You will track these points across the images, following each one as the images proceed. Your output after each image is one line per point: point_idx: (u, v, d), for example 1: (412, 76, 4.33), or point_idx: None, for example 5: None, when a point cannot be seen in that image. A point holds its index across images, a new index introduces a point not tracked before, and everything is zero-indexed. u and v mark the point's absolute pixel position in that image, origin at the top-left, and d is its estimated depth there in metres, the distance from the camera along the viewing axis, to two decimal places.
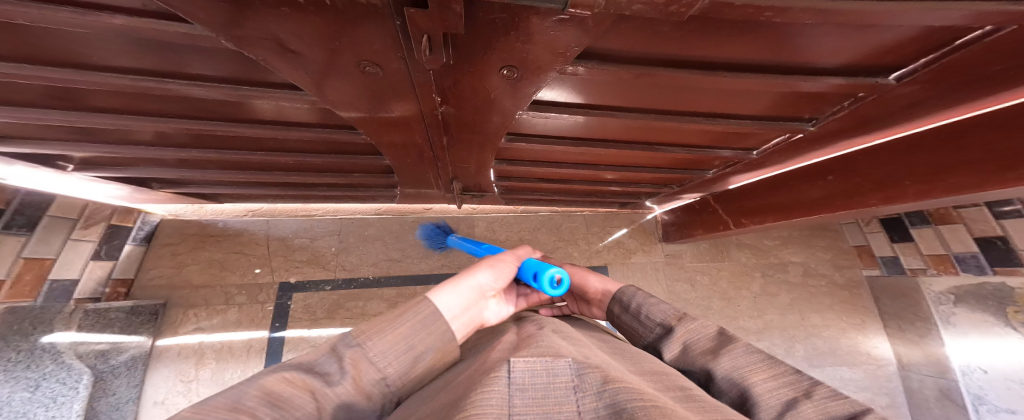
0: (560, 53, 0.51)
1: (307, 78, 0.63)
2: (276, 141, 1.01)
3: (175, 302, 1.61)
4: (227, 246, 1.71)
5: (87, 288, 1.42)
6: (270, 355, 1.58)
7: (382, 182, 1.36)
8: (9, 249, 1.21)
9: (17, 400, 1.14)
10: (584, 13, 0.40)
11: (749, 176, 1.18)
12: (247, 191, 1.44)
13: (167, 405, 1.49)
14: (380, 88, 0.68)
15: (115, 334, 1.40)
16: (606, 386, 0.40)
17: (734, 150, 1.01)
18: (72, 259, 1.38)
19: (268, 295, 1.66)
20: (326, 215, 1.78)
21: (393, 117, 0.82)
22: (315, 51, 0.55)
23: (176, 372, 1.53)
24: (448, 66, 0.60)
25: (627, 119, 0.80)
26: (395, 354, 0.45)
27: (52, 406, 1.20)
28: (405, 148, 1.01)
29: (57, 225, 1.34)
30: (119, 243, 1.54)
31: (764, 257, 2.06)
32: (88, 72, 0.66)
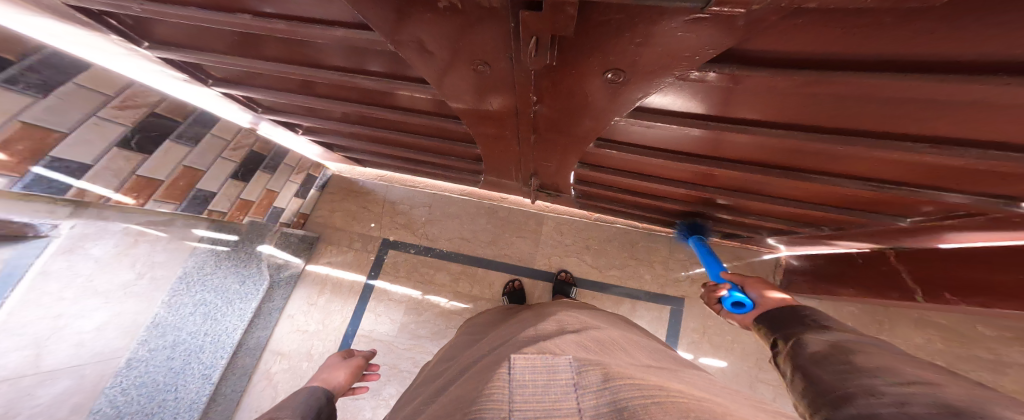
0: (687, 56, 0.43)
1: (428, 74, 0.68)
2: (394, 122, 1.14)
3: (325, 237, 1.93)
4: (360, 201, 2.00)
5: (287, 215, 1.80)
6: (361, 299, 1.81)
7: (469, 168, 1.43)
8: (261, 182, 1.60)
9: (233, 289, 1.47)
10: (734, 11, 0.33)
11: (980, 238, 0.80)
12: (380, 161, 1.63)
13: (293, 319, 1.78)
14: (484, 85, 0.69)
15: (290, 254, 1.76)
16: (604, 385, 0.43)
17: (968, 197, 0.68)
18: (285, 194, 1.75)
19: (373, 246, 1.90)
20: (425, 189, 1.96)
21: (495, 112, 0.83)
22: (443, 51, 0.59)
23: (306, 294, 1.83)
24: (553, 68, 0.57)
25: (761, 139, 0.67)
26: (289, 410, 0.81)
27: (244, 299, 1.52)
28: (494, 140, 1.03)
29: (283, 170, 1.73)
30: (309, 189, 1.93)
31: (962, 342, 1.47)
32: (309, 68, 0.86)
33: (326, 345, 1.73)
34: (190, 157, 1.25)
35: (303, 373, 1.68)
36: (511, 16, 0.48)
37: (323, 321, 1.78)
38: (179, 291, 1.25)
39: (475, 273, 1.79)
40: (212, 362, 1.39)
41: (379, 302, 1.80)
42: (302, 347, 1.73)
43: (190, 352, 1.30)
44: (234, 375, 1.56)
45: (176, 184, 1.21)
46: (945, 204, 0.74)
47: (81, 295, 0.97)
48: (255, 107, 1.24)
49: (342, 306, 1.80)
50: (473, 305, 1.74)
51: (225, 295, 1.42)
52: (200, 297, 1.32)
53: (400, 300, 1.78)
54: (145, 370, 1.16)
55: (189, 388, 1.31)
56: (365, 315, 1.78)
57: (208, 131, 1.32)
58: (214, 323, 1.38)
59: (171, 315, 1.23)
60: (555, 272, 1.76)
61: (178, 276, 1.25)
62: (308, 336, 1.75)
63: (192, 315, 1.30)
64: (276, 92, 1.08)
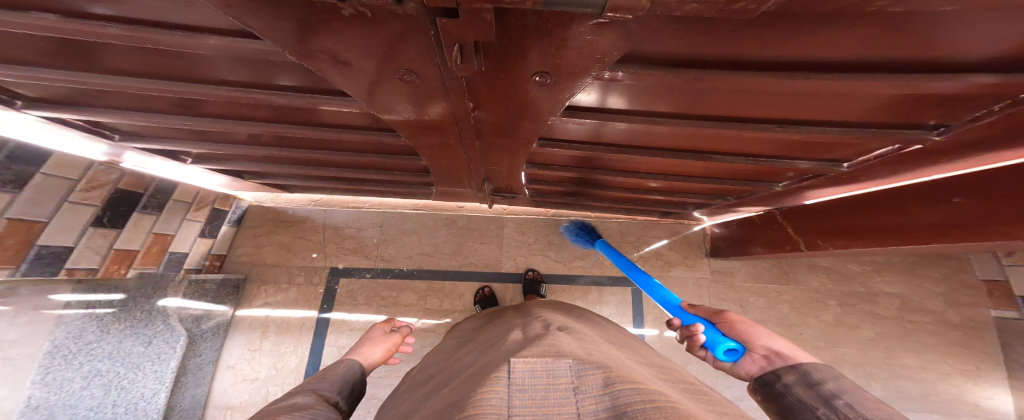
0: (604, 55, 0.45)
1: (356, 88, 0.66)
2: (329, 142, 1.08)
3: (252, 277, 1.78)
4: (294, 231, 1.86)
5: (193, 259, 1.61)
6: (317, 335, 1.69)
7: (419, 181, 1.40)
8: (143, 227, 1.38)
9: (135, 353, 1.34)
10: (624, 17, 0.35)
11: (826, 192, 0.99)
12: (313, 184, 1.55)
13: (235, 369, 1.65)
14: (417, 95, 0.69)
15: (209, 303, 1.60)
16: (606, 390, 0.46)
17: (814, 162, 0.84)
18: (185, 236, 1.55)
19: (320, 277, 1.79)
20: (371, 207, 1.88)
21: (430, 121, 0.82)
22: (362, 61, 0.57)
23: (244, 341, 1.68)
24: (482, 73, 0.58)
25: (673, 128, 0.72)
26: (331, 384, 0.81)
27: (156, 361, 1.39)
28: (439, 150, 1.02)
29: (174, 208, 1.50)
30: (220, 224, 1.74)
31: (847, 283, 1.77)
32: (197, 85, 0.78)
33: (284, 389, 1.62)
34: (16, 206, 1.00)
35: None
36: (432, 25, 0.48)
37: (276, 364, 1.66)
38: (50, 367, 1.12)
39: (445, 288, 1.76)
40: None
41: (341, 334, 1.70)
42: (256, 396, 1.61)
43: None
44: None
45: (3, 243, 0.98)
46: (803, 171, 0.90)
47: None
48: (98, 133, 1.05)
49: (296, 346, 1.68)
50: (450, 318, 1.71)
51: (125, 362, 1.31)
52: (93, 368, 1.23)
53: (364, 328, 1.70)
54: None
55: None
56: (325, 350, 1.67)
57: (38, 170, 1.04)
58: (123, 392, 1.30)
59: (53, 394, 1.13)
60: (522, 272, 1.78)
61: (48, 351, 1.12)
62: (262, 383, 1.63)
63: (85, 390, 1.20)
64: (146, 113, 0.95)
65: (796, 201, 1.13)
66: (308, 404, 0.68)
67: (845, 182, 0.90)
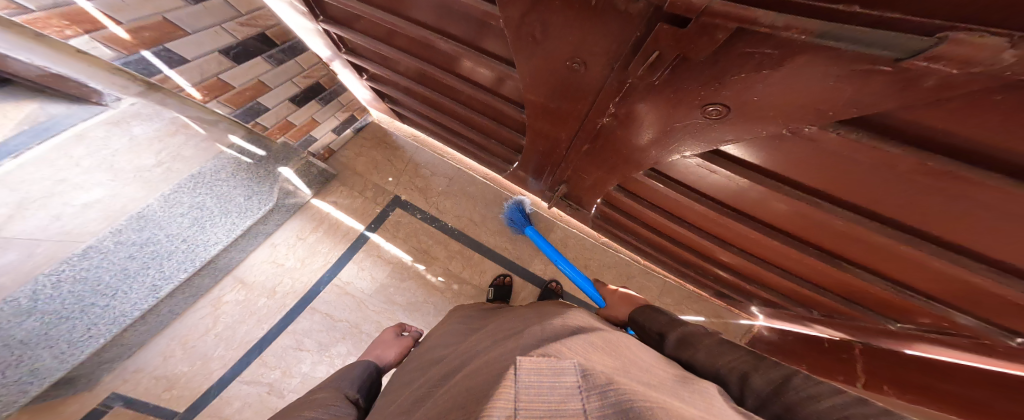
0: (809, 109, 0.47)
1: (525, 59, 0.72)
2: (458, 93, 1.20)
3: (342, 178, 1.89)
4: (386, 153, 1.98)
5: (317, 146, 1.78)
6: (351, 247, 1.75)
7: (505, 156, 1.45)
8: (311, 110, 1.59)
9: (235, 202, 1.36)
10: (932, 69, 0.33)
11: (948, 354, 0.89)
12: (417, 119, 1.62)
13: (275, 248, 1.64)
14: (571, 85, 0.74)
15: (303, 183, 1.71)
16: (608, 387, 0.43)
17: (977, 320, 0.74)
18: (325, 126, 1.74)
19: (383, 200, 1.86)
20: (450, 160, 1.95)
21: (560, 110, 0.87)
22: (542, 41, 0.65)
23: (298, 227, 1.72)
24: (651, 85, 0.61)
25: (802, 207, 0.71)
26: (349, 383, 0.88)
27: (241, 215, 1.40)
28: (548, 139, 1.07)
29: (333, 105, 1.70)
30: (348, 126, 1.90)
31: None
32: (399, 19, 0.93)
33: (294, 285, 1.62)
34: (267, 74, 1.26)
35: (257, 310, 1.53)
36: (641, 33, 0.53)
37: (303, 259, 1.67)
38: (184, 188, 1.14)
39: (471, 258, 1.77)
40: (171, 274, 1.20)
41: (368, 256, 1.74)
42: (269, 282, 1.58)
43: (155, 257, 1.12)
44: (182, 294, 1.32)
45: (243, 93, 1.23)
46: (951, 324, 0.79)
47: (93, 169, 0.89)
48: (340, 47, 1.25)
49: (328, 250, 1.72)
50: (459, 287, 1.71)
51: (223, 206, 1.30)
52: (199, 200, 1.19)
53: (390, 260, 1.74)
54: (96, 266, 0.96)
55: (128, 296, 1.09)
56: (347, 265, 1.71)
57: (293, 59, 1.32)
58: (199, 231, 1.24)
59: (162, 210, 1.08)
60: (545, 280, 1.76)
61: (191, 174, 1.15)
62: (282, 271, 1.61)
63: (181, 216, 1.15)
64: (369, 38, 1.11)
65: (897, 345, 1.03)
66: (330, 400, 0.75)
67: (987, 353, 0.80)
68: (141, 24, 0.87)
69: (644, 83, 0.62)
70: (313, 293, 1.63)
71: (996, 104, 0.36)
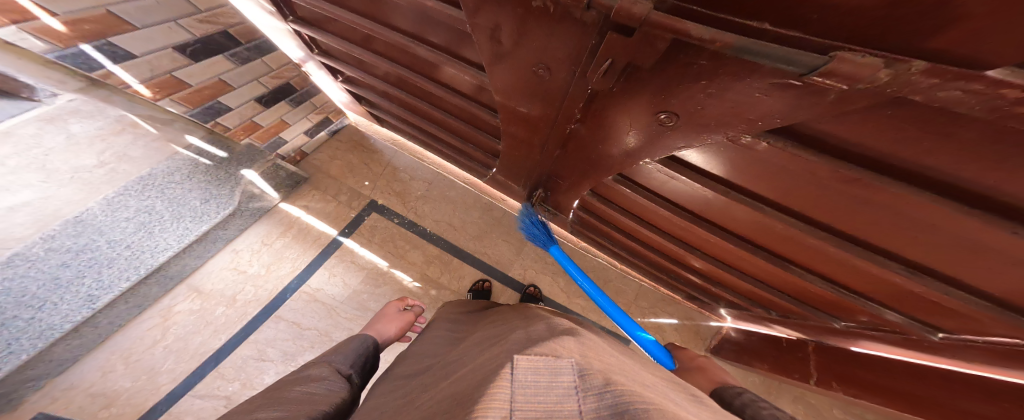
0: (739, 118, 0.50)
1: (492, 64, 0.74)
2: (436, 97, 1.21)
3: (310, 181, 1.88)
4: (364, 156, 1.98)
5: (287, 148, 1.78)
6: (322, 253, 1.72)
7: (483, 160, 1.47)
8: (280, 112, 1.60)
9: (190, 205, 1.34)
10: (828, 86, 0.38)
11: (879, 349, 0.95)
12: (394, 122, 1.63)
13: (236, 255, 1.61)
14: (538, 89, 0.76)
15: (270, 186, 1.70)
16: (606, 387, 0.43)
17: (904, 317, 0.79)
18: (296, 128, 1.75)
19: (359, 204, 1.85)
20: (429, 165, 1.95)
21: (529, 114, 0.89)
22: (510, 46, 0.67)
23: (264, 232, 1.70)
24: (609, 92, 0.64)
25: (760, 217, 0.74)
26: (343, 355, 0.88)
27: (195, 219, 1.37)
28: (521, 142, 1.10)
29: (306, 107, 1.72)
30: (320, 130, 1.92)
31: None
32: (376, 25, 0.94)
33: (257, 293, 1.58)
34: (230, 73, 1.26)
35: (213, 320, 1.47)
36: (596, 39, 0.56)
37: (269, 266, 1.64)
38: (131, 191, 1.11)
39: (449, 263, 1.77)
40: (110, 283, 1.14)
41: (340, 262, 1.72)
42: (228, 290, 1.54)
43: (92, 265, 1.06)
44: (126, 304, 1.24)
45: (202, 92, 1.22)
46: (879, 321, 0.85)
47: (20, 170, 0.88)
48: (313, 48, 1.26)
49: (298, 255, 1.70)
50: (437, 292, 1.70)
51: (176, 210, 1.28)
52: (148, 203, 1.17)
53: (364, 266, 1.72)
54: (15, 278, 0.90)
55: (57, 307, 1.02)
56: (318, 271, 1.69)
57: (261, 58, 1.33)
58: (146, 236, 1.20)
59: (103, 214, 1.05)
60: (524, 285, 1.77)
61: (140, 176, 1.14)
62: (244, 278, 1.58)
63: (126, 221, 1.12)
64: (347, 42, 1.12)
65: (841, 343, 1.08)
66: (322, 375, 0.75)
67: (914, 348, 0.84)
68: (78, 15, 0.85)
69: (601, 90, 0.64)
70: (278, 301, 1.59)
71: (890, 120, 0.41)
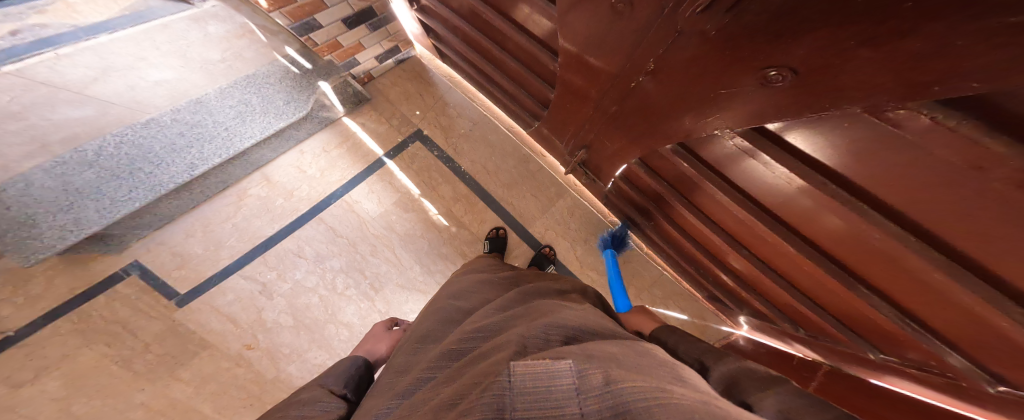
0: (909, 83, 0.39)
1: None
2: (498, 33, 1.16)
3: (372, 103, 1.86)
4: (419, 84, 1.93)
5: (359, 69, 1.75)
6: (366, 169, 1.76)
7: (531, 110, 1.41)
8: (359, 34, 1.54)
9: (277, 102, 1.69)
10: None
11: (906, 388, 0.89)
12: (454, 58, 1.57)
13: (303, 155, 1.72)
14: (615, 30, 0.72)
15: (337, 100, 1.78)
16: (608, 387, 0.41)
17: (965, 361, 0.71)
18: (368, 53, 1.69)
19: (407, 130, 1.84)
20: (479, 105, 1.90)
21: (598, 61, 0.84)
22: None
23: (324, 141, 1.75)
24: (705, 37, 0.56)
25: (847, 217, 0.67)
26: (335, 377, 0.78)
27: (274, 116, 1.67)
28: (580, 95, 1.03)
29: (381, 33, 1.64)
30: (389, 57, 1.84)
31: None
32: None
33: (310, 193, 1.68)
34: None
35: (274, 208, 1.63)
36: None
37: (322, 171, 1.72)
38: (238, 85, 1.64)
39: (474, 206, 1.77)
40: (207, 157, 1.54)
41: (379, 181, 1.75)
42: (290, 184, 1.67)
43: (201, 137, 1.54)
44: (217, 178, 1.58)
45: (302, 7, 1.25)
46: (929, 355, 0.78)
47: (172, 57, 1.58)
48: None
49: (343, 166, 1.75)
50: (457, 230, 1.73)
51: (264, 107, 1.66)
52: (246, 97, 1.63)
53: (398, 190, 1.75)
54: (150, 135, 1.49)
55: (167, 169, 1.48)
56: (360, 185, 1.73)
57: None
58: (239, 123, 1.60)
59: (211, 93, 1.60)
60: (540, 244, 1.75)
61: (246, 73, 1.67)
62: (303, 178, 1.69)
63: (228, 108, 1.60)
64: None
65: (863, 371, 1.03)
66: (314, 399, 0.65)
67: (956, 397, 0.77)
68: None
69: (695, 34, 0.57)
70: (323, 207, 1.67)
71: None
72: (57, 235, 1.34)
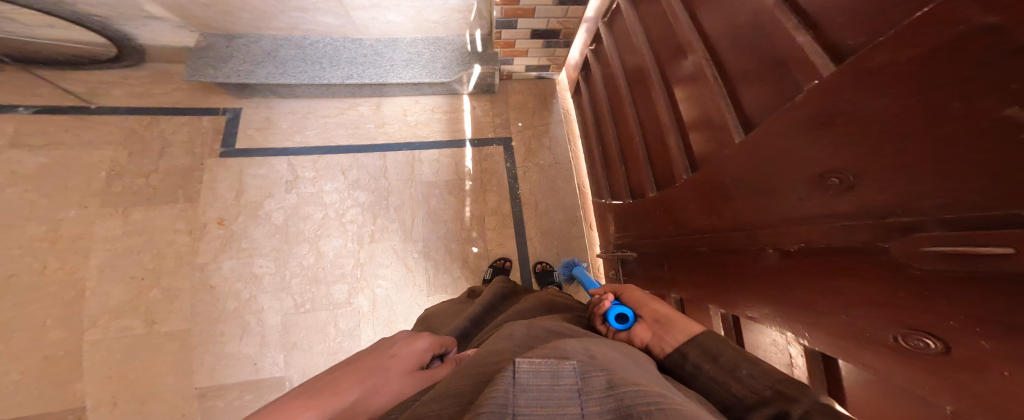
0: None
1: (814, 115, 0.59)
2: (650, 116, 1.31)
3: (495, 97, 1.97)
4: (541, 105, 2.00)
5: (510, 69, 1.93)
6: (446, 143, 1.86)
7: (626, 185, 1.53)
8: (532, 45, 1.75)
9: (439, 66, 1.73)
10: None
11: None
12: (590, 109, 1.74)
13: (414, 103, 1.92)
14: (785, 189, 0.68)
15: (473, 83, 1.87)
16: (610, 390, 0.35)
17: None
18: (528, 60, 1.87)
19: (499, 130, 1.92)
20: (571, 150, 1.93)
21: (738, 201, 0.82)
22: (834, 132, 0.56)
23: (433, 104, 1.92)
24: (896, 274, 0.49)
25: None
26: None
27: (429, 69, 1.72)
28: (688, 210, 1.05)
29: (546, 52, 1.83)
30: (535, 71, 1.98)
31: None
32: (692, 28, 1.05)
33: (395, 133, 1.87)
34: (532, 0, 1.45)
35: (361, 129, 1.88)
36: (994, 217, 0.38)
37: (418, 124, 1.88)
38: (427, 41, 1.77)
39: (504, 227, 1.78)
40: (360, 73, 1.68)
41: (444, 155, 1.85)
42: (389, 116, 1.89)
43: (371, 61, 1.71)
44: (354, 88, 1.83)
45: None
46: None
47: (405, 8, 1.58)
48: (606, 15, 1.50)
49: (434, 130, 1.88)
50: (472, 236, 1.75)
51: (428, 65, 1.72)
52: (423, 51, 1.75)
53: (452, 173, 1.82)
54: (347, 46, 1.73)
55: (331, 71, 1.70)
56: (430, 151, 1.85)
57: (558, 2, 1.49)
58: (401, 65, 1.72)
59: (405, 45, 1.74)
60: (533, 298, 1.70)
61: (439, 38, 1.76)
62: (405, 121, 1.88)
63: (405, 53, 1.73)
64: (642, 29, 1.29)
65: None
66: None
67: None
68: None
69: (890, 259, 0.50)
70: (396, 148, 1.85)
71: None
72: (232, 73, 1.67)
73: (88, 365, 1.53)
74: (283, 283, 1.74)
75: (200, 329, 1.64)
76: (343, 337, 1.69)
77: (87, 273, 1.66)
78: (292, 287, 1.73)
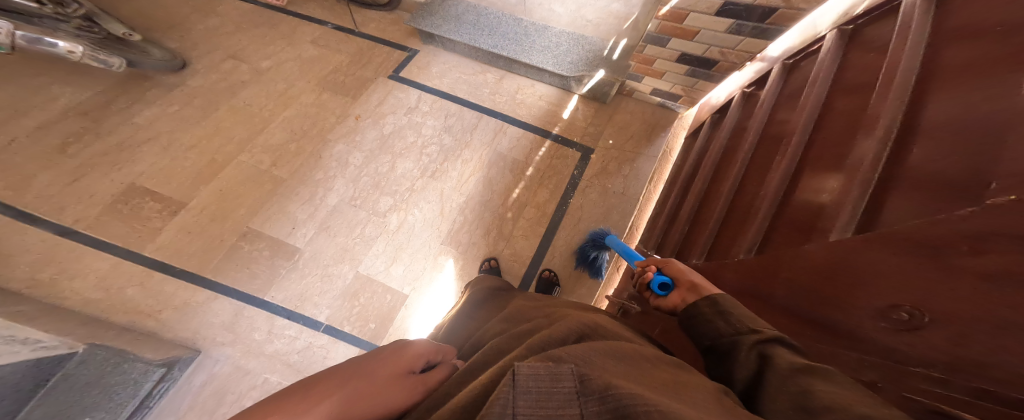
0: None
1: (905, 253, 0.53)
2: (756, 189, 1.05)
3: (603, 107, 2.03)
4: (644, 134, 1.94)
5: (636, 85, 1.93)
6: (537, 129, 1.99)
7: (675, 244, 1.34)
8: (675, 69, 1.71)
9: (569, 60, 1.97)
10: None
11: None
12: (689, 161, 1.58)
13: (529, 89, 2.12)
14: (849, 299, 0.61)
15: (588, 87, 1.98)
16: (603, 391, 0.33)
17: None
18: (661, 83, 1.84)
19: (587, 140, 1.94)
20: (647, 189, 1.80)
21: (789, 291, 0.74)
22: (940, 269, 0.49)
23: (549, 96, 2.09)
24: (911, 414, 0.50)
25: None
26: None
27: (561, 59, 1.99)
28: (728, 279, 0.93)
29: (687, 81, 1.75)
30: (661, 97, 1.94)
31: None
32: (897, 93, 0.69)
33: (500, 103, 2.11)
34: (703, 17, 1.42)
35: (481, 94, 2.15)
36: None
37: (520, 106, 2.07)
38: (571, 36, 2.05)
39: (536, 226, 1.78)
40: (508, 49, 2.06)
41: (529, 140, 1.97)
42: (507, 90, 2.13)
43: (519, 41, 2.07)
44: (497, 62, 2.17)
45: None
46: None
47: None
48: (794, 57, 1.20)
49: (534, 113, 2.05)
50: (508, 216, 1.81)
51: (560, 56, 2.00)
52: (563, 43, 2.03)
53: (525, 156, 1.93)
54: (509, 22, 2.14)
55: (489, 39, 2.10)
56: (518, 131, 2.00)
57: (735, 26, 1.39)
58: (541, 50, 2.03)
59: (552, 37, 2.07)
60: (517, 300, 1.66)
61: (582, 37, 2.03)
62: (518, 103, 2.09)
63: (548, 41, 2.06)
64: (821, 92, 0.98)
65: None
66: None
67: None
68: None
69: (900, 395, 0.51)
70: (496, 114, 2.07)
71: None
72: (428, 24, 2.19)
73: (231, 168, 2.07)
74: (357, 176, 2.03)
75: (289, 183, 2.03)
76: (360, 240, 1.86)
77: (276, 119, 2.24)
78: (360, 182, 2.02)
